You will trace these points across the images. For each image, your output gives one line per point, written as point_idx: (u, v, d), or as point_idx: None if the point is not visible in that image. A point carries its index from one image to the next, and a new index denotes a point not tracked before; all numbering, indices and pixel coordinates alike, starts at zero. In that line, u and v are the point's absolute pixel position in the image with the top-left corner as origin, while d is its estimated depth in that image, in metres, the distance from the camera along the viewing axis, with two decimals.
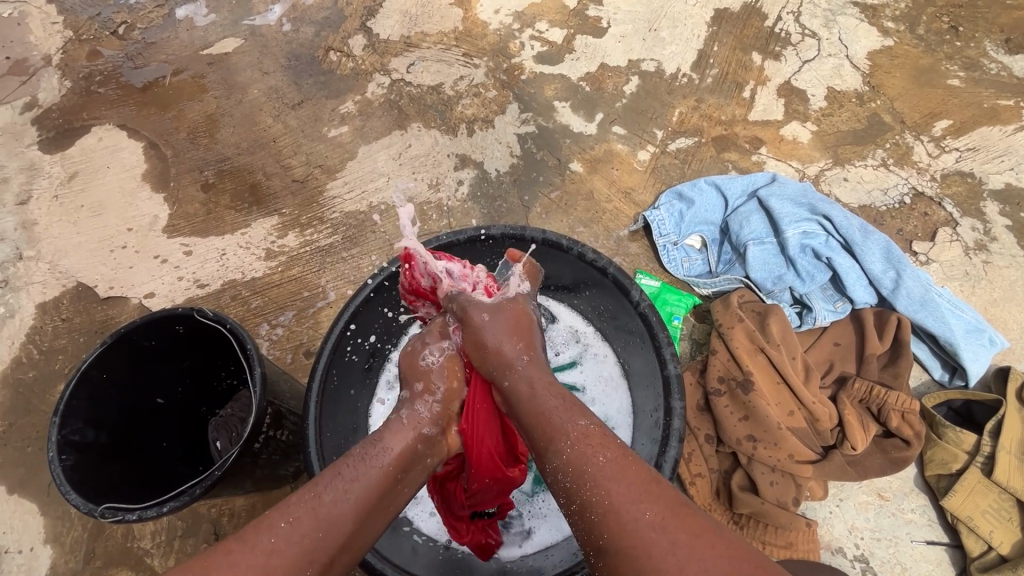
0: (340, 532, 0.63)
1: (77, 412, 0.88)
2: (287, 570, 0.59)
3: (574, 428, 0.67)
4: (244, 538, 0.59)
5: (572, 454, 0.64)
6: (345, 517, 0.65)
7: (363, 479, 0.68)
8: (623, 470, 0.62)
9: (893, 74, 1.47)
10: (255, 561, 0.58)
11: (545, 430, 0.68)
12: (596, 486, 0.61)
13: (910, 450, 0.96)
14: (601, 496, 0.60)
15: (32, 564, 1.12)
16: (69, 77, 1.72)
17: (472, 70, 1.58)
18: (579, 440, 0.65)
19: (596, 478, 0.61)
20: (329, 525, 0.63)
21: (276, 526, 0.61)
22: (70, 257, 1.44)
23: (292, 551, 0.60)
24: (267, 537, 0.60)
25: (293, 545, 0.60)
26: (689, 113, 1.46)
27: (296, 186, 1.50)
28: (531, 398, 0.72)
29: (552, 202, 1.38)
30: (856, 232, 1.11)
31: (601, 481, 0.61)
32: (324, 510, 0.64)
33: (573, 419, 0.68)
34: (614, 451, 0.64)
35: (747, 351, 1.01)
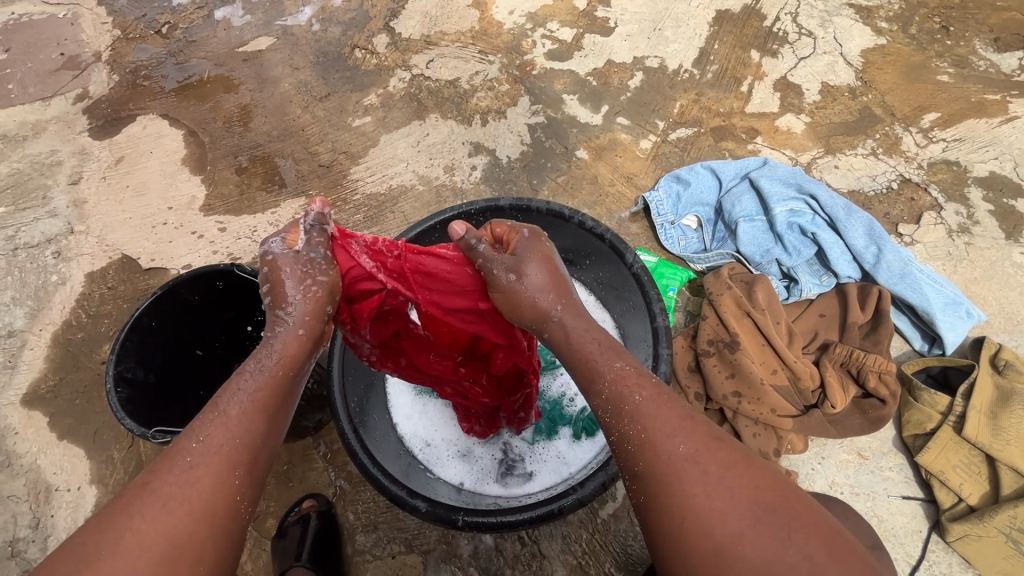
0: (254, 428, 0.63)
1: (130, 353, 1.00)
2: (211, 478, 0.58)
3: (612, 369, 0.67)
4: (151, 480, 0.57)
5: (608, 396, 0.65)
6: (255, 422, 0.63)
7: (265, 391, 0.65)
8: (659, 408, 0.62)
9: (884, 71, 1.55)
10: (175, 495, 0.56)
11: (583, 355, 0.69)
12: (633, 424, 0.62)
13: (886, 409, 1.03)
14: (637, 435, 0.61)
15: (78, 501, 1.23)
16: (118, 72, 1.87)
17: (486, 66, 1.70)
18: (617, 380, 0.65)
19: (633, 417, 0.62)
20: (240, 434, 0.61)
21: (187, 446, 0.59)
22: (116, 232, 1.58)
23: (207, 473, 0.58)
24: (176, 470, 0.58)
25: (209, 462, 0.59)
26: (689, 106, 1.55)
27: (322, 171, 1.62)
28: (572, 343, 0.70)
29: (559, 186, 1.48)
30: (840, 210, 1.19)
31: (639, 420, 0.62)
32: (230, 425, 0.62)
33: (609, 360, 0.67)
34: (649, 391, 0.64)
35: (734, 316, 1.09)
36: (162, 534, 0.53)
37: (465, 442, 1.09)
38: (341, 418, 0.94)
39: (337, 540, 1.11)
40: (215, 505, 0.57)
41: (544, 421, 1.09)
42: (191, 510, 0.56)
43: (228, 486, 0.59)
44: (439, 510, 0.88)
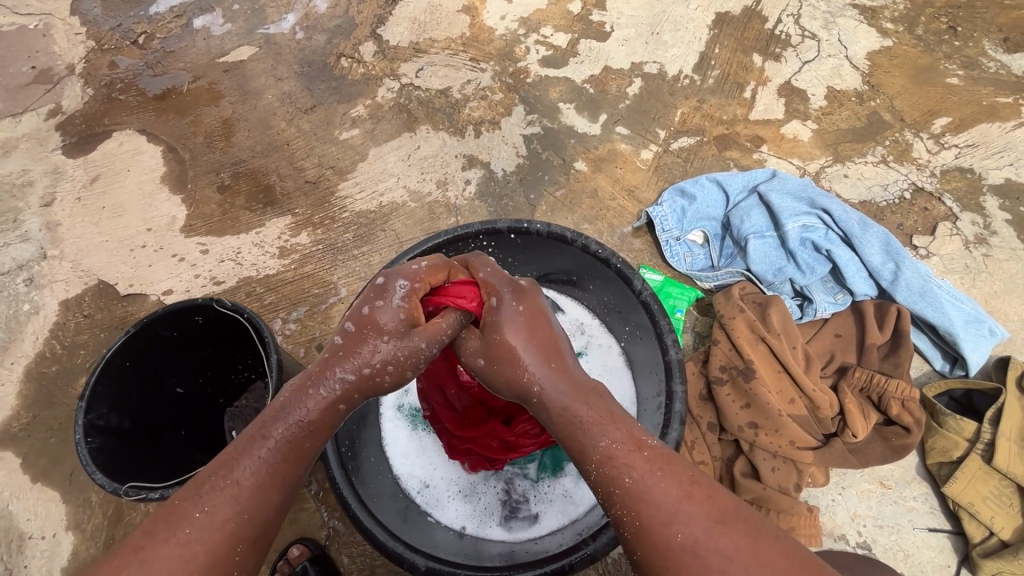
0: (262, 509, 0.61)
1: (102, 398, 0.92)
2: (210, 555, 0.57)
3: (598, 448, 0.63)
4: (148, 546, 0.57)
5: (601, 482, 0.62)
6: (268, 496, 0.62)
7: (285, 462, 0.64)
8: (652, 487, 0.59)
9: (892, 74, 1.50)
10: (172, 564, 0.56)
11: (567, 427, 0.65)
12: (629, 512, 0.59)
13: (911, 437, 0.98)
14: (631, 517, 0.58)
15: (54, 550, 1.15)
16: (92, 85, 1.79)
17: (478, 74, 1.63)
18: (604, 461, 0.62)
19: (631, 499, 0.59)
20: (249, 511, 0.60)
21: (190, 514, 0.59)
22: (92, 256, 1.50)
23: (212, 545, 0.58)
24: (178, 540, 0.57)
25: (212, 538, 0.58)
26: (691, 114, 1.49)
27: (308, 187, 1.55)
28: (563, 408, 0.65)
29: (557, 200, 1.42)
30: (855, 225, 1.13)
31: (633, 505, 0.59)
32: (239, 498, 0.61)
33: (597, 436, 0.63)
34: (643, 466, 0.60)
35: (748, 341, 1.03)
36: None
37: (466, 481, 1.02)
38: (332, 467, 0.87)
39: None
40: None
41: (549, 457, 1.02)
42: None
43: (228, 561, 0.58)
44: (437, 568, 0.83)
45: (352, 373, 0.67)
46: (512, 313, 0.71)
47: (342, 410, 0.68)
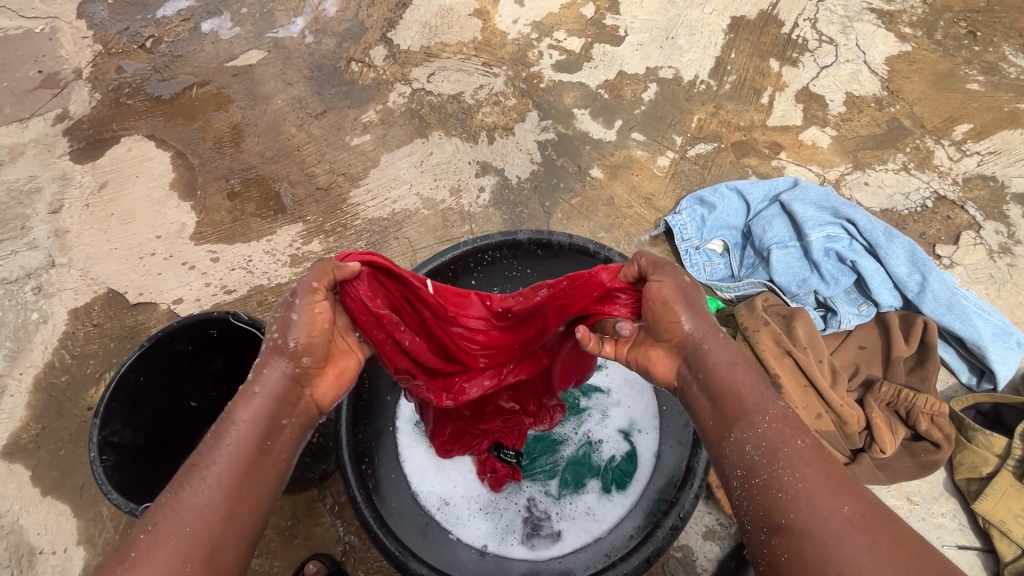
0: (206, 515, 0.57)
1: (117, 414, 0.91)
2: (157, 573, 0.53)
3: (763, 406, 0.61)
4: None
5: (753, 437, 0.59)
6: (213, 505, 0.58)
7: (228, 459, 0.61)
8: (820, 461, 0.57)
9: (911, 79, 1.48)
10: None
11: (729, 392, 0.63)
12: (786, 473, 0.56)
13: (940, 454, 0.96)
14: (774, 490, 0.55)
15: (65, 564, 1.14)
16: (99, 90, 1.77)
17: (491, 79, 1.61)
18: (773, 420, 0.60)
19: (788, 469, 0.56)
20: (193, 520, 0.56)
21: (133, 539, 0.55)
22: (101, 264, 1.48)
23: (164, 560, 0.54)
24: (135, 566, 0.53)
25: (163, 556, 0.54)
26: (707, 120, 1.47)
27: (320, 194, 1.53)
28: (727, 371, 0.65)
29: (573, 208, 1.40)
30: (880, 235, 1.11)
31: (784, 480, 0.56)
32: (187, 508, 0.57)
33: (766, 400, 0.62)
34: (802, 445, 0.58)
35: (773, 354, 1.01)
36: None
37: (486, 498, 1.00)
38: (352, 486, 0.86)
39: None
40: None
41: (571, 473, 1.01)
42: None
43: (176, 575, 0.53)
44: None
45: (267, 366, 0.68)
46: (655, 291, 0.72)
47: (258, 394, 0.66)
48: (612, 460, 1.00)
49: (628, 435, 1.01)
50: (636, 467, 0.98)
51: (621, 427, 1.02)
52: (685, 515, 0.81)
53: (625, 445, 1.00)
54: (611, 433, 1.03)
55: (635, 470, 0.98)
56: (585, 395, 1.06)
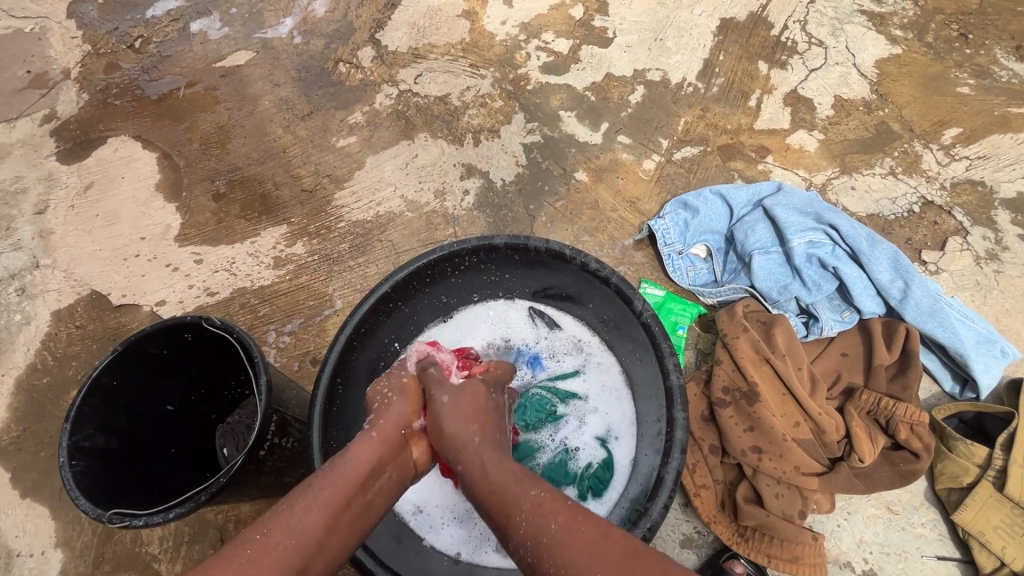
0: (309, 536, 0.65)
1: (88, 419, 0.90)
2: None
3: (528, 498, 0.68)
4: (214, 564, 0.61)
5: (527, 529, 0.65)
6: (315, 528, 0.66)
7: (331, 492, 0.69)
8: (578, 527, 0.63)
9: (901, 83, 1.46)
10: None
11: (492, 488, 0.71)
12: (551, 558, 0.62)
13: (920, 463, 0.95)
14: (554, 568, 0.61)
15: (42, 567, 1.13)
16: (87, 90, 1.76)
17: (478, 81, 1.60)
18: (533, 511, 0.66)
19: (550, 549, 0.62)
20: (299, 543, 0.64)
21: (248, 539, 0.64)
22: (85, 265, 1.48)
23: (266, 565, 0.62)
24: (238, 561, 0.62)
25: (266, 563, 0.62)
26: (695, 122, 1.46)
27: (305, 196, 1.52)
28: (485, 478, 0.73)
29: (557, 211, 1.39)
30: (863, 241, 1.10)
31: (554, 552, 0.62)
32: (291, 525, 0.65)
33: (526, 488, 0.69)
34: (566, 513, 0.65)
35: (752, 361, 1.00)
36: None
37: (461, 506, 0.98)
38: None
39: None
40: None
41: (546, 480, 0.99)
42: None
43: None
44: None
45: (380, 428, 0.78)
46: (446, 405, 0.82)
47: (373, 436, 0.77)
48: (588, 467, 0.99)
49: (605, 441, 1.00)
50: (612, 475, 0.97)
51: (597, 434, 1.01)
52: (653, 526, 0.79)
53: (601, 452, 1.00)
54: (588, 440, 1.02)
55: (611, 477, 0.97)
56: (563, 400, 1.05)
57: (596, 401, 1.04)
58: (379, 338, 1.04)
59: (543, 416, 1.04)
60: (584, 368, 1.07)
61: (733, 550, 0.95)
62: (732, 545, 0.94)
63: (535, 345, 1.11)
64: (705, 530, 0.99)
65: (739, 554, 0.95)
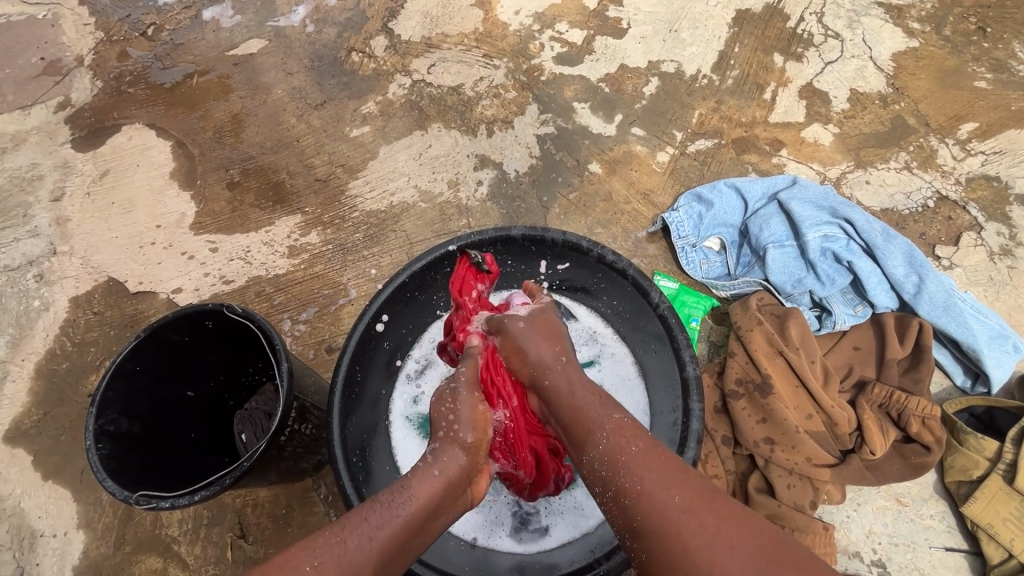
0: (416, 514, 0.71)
1: (112, 403, 0.92)
2: (382, 543, 0.67)
3: (598, 444, 0.72)
4: (340, 527, 0.68)
5: (607, 446, 0.71)
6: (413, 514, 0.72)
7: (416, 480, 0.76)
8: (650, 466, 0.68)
9: (917, 76, 1.45)
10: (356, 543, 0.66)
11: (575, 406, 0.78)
12: (630, 478, 0.67)
13: (930, 456, 0.96)
14: (635, 484, 0.67)
15: (65, 547, 1.16)
16: (101, 77, 1.77)
17: (491, 71, 1.60)
18: (616, 433, 0.72)
19: (628, 491, 0.67)
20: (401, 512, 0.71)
21: (369, 510, 0.70)
22: (102, 252, 1.49)
23: (381, 533, 0.68)
24: (359, 530, 0.68)
25: (385, 530, 0.69)
26: (709, 115, 1.45)
27: (319, 185, 1.53)
28: (571, 396, 0.80)
29: (570, 203, 1.39)
30: (878, 236, 1.10)
31: (633, 476, 0.67)
32: (400, 500, 0.72)
33: (598, 439, 0.73)
34: (641, 452, 0.69)
35: (765, 354, 1.00)
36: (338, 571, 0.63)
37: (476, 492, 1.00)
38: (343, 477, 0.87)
39: None
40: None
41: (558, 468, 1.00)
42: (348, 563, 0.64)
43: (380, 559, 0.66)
44: None
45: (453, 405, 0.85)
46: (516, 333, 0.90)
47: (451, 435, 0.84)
48: None
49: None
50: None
51: None
52: None
53: None
54: None
55: None
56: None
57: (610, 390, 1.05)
58: (396, 327, 1.05)
59: None
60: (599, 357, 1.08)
61: None
62: None
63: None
64: None
65: None
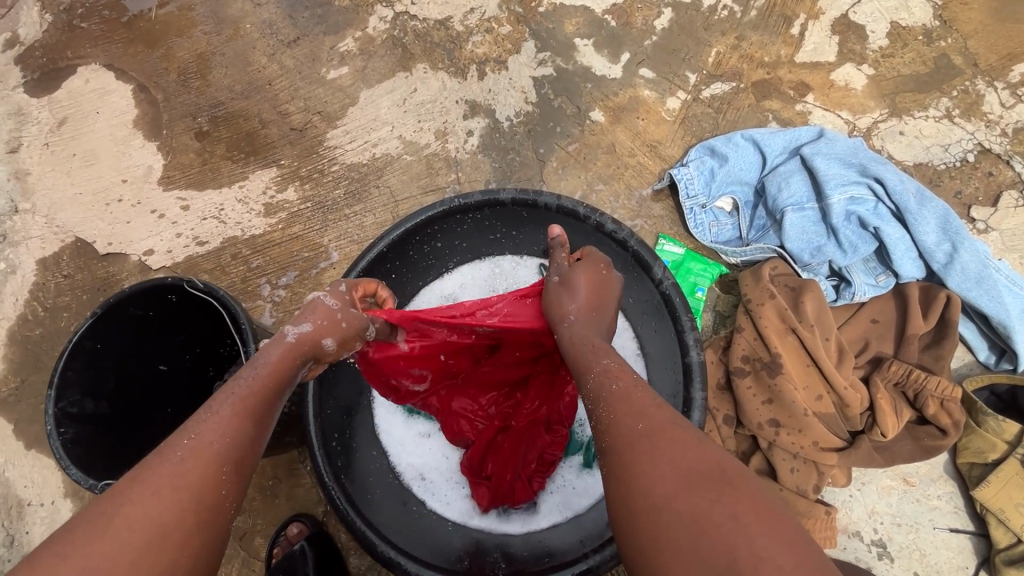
0: (247, 433, 0.55)
1: (74, 384, 0.86)
2: (198, 473, 0.51)
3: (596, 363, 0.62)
4: (140, 469, 0.50)
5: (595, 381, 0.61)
6: (244, 422, 0.56)
7: (259, 398, 0.58)
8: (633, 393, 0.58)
9: (970, 6, 1.27)
10: (164, 482, 0.49)
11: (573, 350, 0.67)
12: (603, 410, 0.57)
13: (945, 439, 0.90)
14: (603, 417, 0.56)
15: (54, 516, 1.15)
16: (49, 9, 1.58)
17: (483, 1, 1.41)
18: (602, 374, 0.61)
19: (604, 401, 0.57)
20: (235, 433, 0.54)
21: (176, 440, 0.52)
22: (66, 210, 1.39)
23: (206, 464, 0.51)
24: (169, 459, 0.51)
25: (200, 457, 0.51)
26: (728, 54, 1.29)
27: (295, 135, 1.40)
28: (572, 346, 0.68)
29: (569, 156, 1.26)
30: (911, 198, 0.98)
31: (608, 404, 0.57)
32: (226, 420, 0.55)
33: (598, 358, 0.63)
34: (626, 377, 0.60)
35: (777, 331, 0.92)
36: (152, 519, 0.47)
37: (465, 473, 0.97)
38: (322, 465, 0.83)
39: (332, 557, 1.04)
40: (203, 509, 0.50)
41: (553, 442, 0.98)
42: (183, 496, 0.49)
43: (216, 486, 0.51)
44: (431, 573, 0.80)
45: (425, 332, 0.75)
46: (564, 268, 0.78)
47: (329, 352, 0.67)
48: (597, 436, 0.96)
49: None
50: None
51: None
52: None
53: None
54: None
55: None
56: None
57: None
58: None
59: None
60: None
61: None
62: None
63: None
64: None
65: None
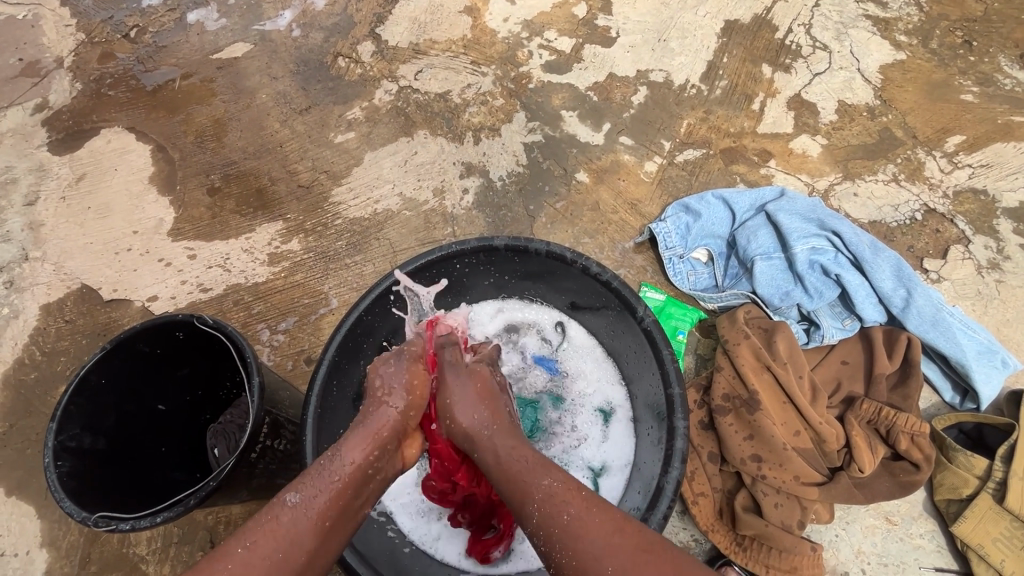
0: (298, 546, 0.66)
1: (76, 418, 0.88)
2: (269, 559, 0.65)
3: (541, 486, 0.70)
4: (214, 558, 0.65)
5: (539, 518, 0.67)
6: (303, 537, 0.67)
7: (327, 496, 0.70)
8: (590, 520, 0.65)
9: (905, 89, 1.46)
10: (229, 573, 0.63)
11: (508, 476, 0.73)
12: (565, 546, 0.64)
13: (919, 474, 0.94)
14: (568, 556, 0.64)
15: (27, 568, 1.11)
16: (80, 79, 1.73)
17: (478, 78, 1.58)
18: (547, 499, 0.68)
19: (564, 537, 0.65)
20: (286, 547, 0.66)
21: (232, 551, 0.65)
22: (76, 259, 1.45)
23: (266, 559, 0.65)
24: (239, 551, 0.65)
25: (261, 559, 0.64)
26: (697, 125, 1.44)
27: (301, 192, 1.50)
28: (500, 465, 0.74)
29: (557, 212, 1.37)
30: (866, 248, 1.10)
31: (570, 542, 0.64)
32: (279, 536, 0.66)
33: (540, 476, 0.71)
34: (579, 503, 0.67)
35: (753, 369, 0.99)
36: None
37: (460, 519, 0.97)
38: None
39: None
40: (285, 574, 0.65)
41: None
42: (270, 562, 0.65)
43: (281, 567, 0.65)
44: None
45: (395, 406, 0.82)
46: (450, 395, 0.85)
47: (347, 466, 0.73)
48: None
49: (597, 474, 0.98)
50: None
51: (592, 463, 0.99)
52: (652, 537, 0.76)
53: (591, 484, 0.97)
54: (581, 469, 0.99)
55: None
56: (560, 419, 1.03)
57: (604, 426, 1.01)
58: (373, 337, 1.01)
59: (527, 419, 1.04)
60: (600, 395, 1.04)
61: (728, 558, 0.94)
62: (728, 554, 0.93)
63: (553, 357, 1.08)
64: (702, 539, 0.98)
65: (733, 562, 0.94)
